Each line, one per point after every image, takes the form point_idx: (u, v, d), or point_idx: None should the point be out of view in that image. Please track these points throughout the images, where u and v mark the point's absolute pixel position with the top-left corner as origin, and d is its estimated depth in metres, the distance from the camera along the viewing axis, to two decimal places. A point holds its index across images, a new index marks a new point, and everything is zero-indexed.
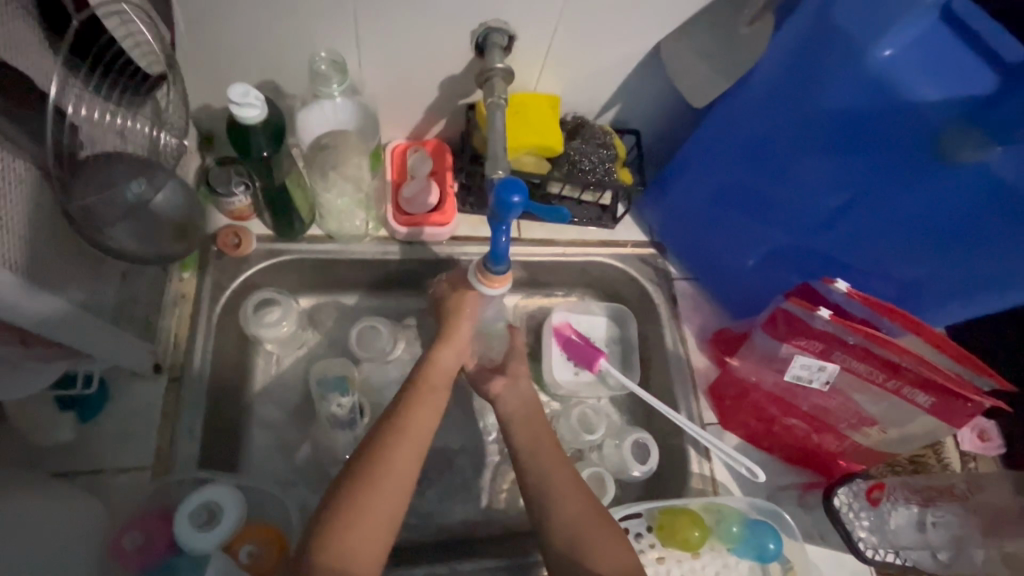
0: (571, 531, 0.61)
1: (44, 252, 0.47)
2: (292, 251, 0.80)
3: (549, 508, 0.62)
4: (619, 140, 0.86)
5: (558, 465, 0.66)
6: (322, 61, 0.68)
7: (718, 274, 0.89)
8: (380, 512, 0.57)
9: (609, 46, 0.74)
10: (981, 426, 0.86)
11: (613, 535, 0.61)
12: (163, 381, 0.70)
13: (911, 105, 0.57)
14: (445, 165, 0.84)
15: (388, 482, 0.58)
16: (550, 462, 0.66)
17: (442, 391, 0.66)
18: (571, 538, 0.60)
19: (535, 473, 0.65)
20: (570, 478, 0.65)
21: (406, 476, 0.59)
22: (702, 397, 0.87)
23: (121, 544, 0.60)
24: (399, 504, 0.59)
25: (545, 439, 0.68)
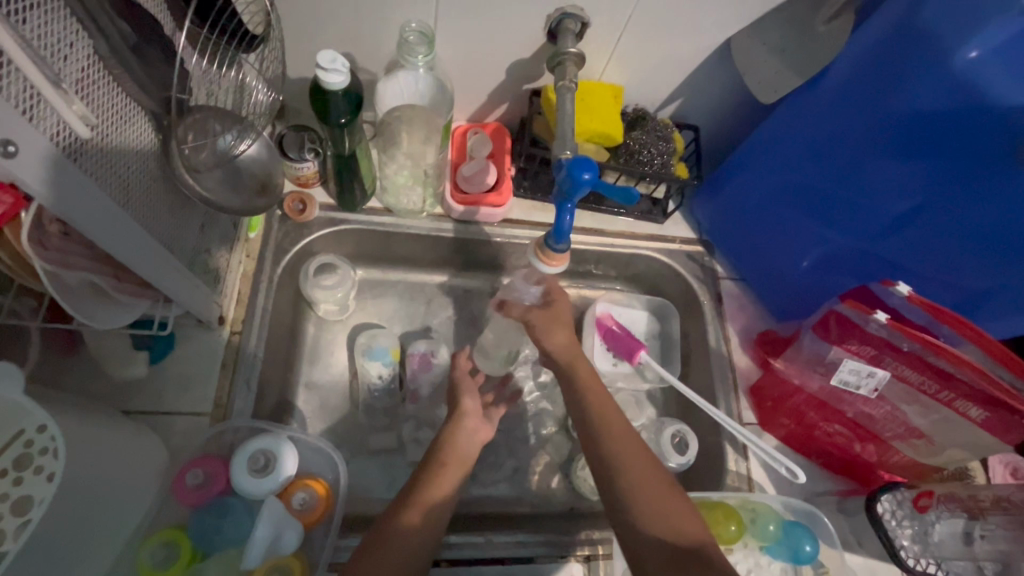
0: (638, 499, 0.61)
1: (137, 192, 0.50)
2: (351, 221, 0.83)
3: (618, 477, 0.63)
4: (679, 135, 0.86)
5: (630, 439, 0.65)
6: (412, 31, 0.68)
7: (766, 276, 0.88)
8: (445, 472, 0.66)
9: (679, 39, 0.75)
10: (1015, 463, 0.83)
11: (681, 505, 0.61)
12: (225, 333, 0.72)
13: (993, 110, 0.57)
14: (504, 148, 0.86)
15: (442, 467, 0.66)
16: (615, 430, 0.65)
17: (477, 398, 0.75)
18: (637, 508, 0.61)
19: (604, 442, 0.65)
20: (641, 448, 0.65)
21: (449, 479, 0.65)
22: (742, 397, 0.87)
23: (182, 480, 0.63)
24: (453, 476, 0.66)
25: (604, 398, 0.68)
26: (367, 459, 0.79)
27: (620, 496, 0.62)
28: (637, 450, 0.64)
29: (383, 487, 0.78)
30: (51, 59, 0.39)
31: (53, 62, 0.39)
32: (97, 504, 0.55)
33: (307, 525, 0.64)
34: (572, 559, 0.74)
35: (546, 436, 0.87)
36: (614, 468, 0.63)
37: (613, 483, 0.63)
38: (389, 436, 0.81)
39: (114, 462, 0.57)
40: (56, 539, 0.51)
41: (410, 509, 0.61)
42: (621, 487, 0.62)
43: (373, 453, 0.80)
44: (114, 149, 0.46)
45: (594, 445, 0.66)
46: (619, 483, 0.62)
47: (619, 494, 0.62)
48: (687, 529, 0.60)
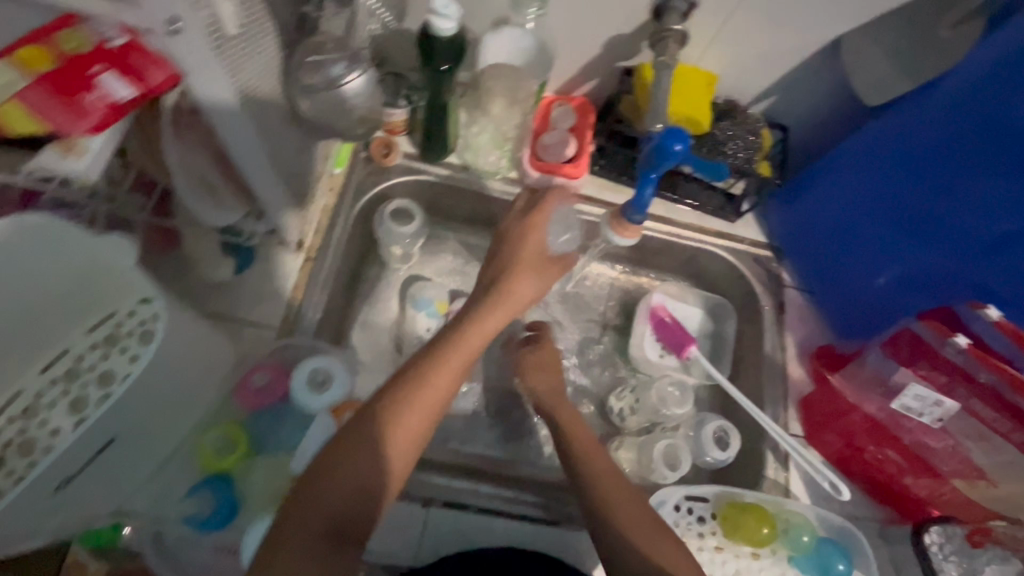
0: (627, 536, 0.58)
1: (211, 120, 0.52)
2: (429, 173, 0.86)
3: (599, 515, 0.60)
4: (767, 132, 0.84)
5: (614, 481, 0.62)
6: None
7: (838, 289, 0.85)
8: (443, 376, 0.57)
9: (788, 33, 0.74)
10: None
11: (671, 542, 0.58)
12: (301, 258, 0.76)
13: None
14: (586, 123, 0.85)
15: (443, 364, 0.58)
16: (603, 475, 0.63)
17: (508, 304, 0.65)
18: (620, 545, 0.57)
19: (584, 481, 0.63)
20: (621, 484, 0.62)
21: (447, 383, 0.57)
22: (791, 408, 0.84)
23: (248, 380, 0.67)
24: (455, 373, 0.58)
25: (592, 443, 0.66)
26: None
27: (605, 531, 0.59)
28: (617, 489, 0.61)
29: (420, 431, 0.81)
30: None
31: None
32: (177, 387, 0.60)
33: None
34: None
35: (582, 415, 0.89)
36: (595, 504, 0.61)
37: (596, 520, 0.60)
38: None
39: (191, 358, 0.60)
40: (140, 409, 0.56)
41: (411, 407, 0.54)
42: (606, 525, 0.59)
43: None
44: (252, 60, 0.50)
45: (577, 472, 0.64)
46: (600, 517, 0.60)
47: (603, 528, 0.59)
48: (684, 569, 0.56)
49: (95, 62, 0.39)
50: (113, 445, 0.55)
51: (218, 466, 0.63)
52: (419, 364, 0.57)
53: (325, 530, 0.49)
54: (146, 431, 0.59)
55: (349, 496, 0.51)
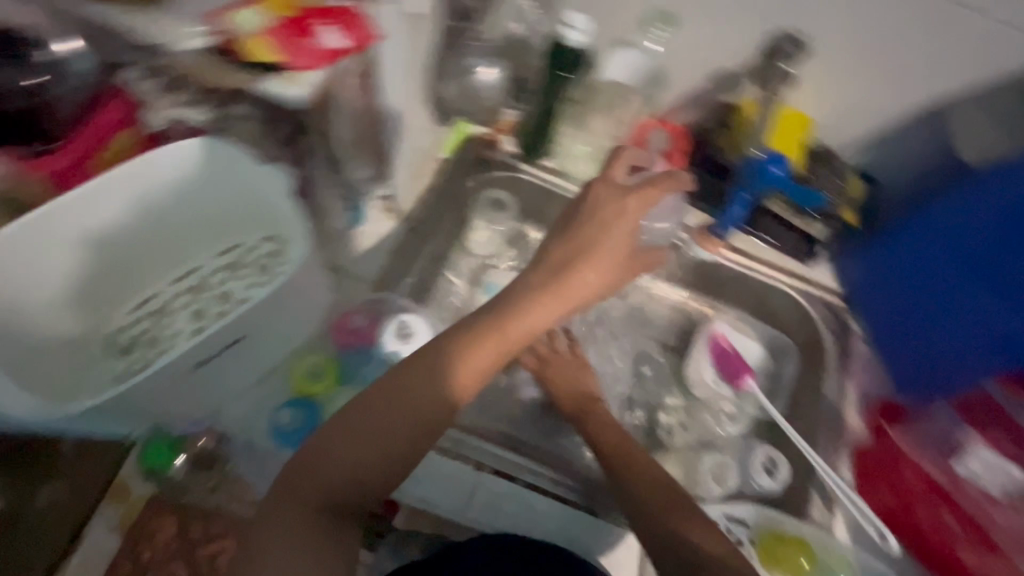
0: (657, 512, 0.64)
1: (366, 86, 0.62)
2: (526, 174, 0.91)
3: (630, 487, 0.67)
4: (856, 181, 0.86)
5: (642, 463, 0.69)
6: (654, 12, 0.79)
7: (903, 341, 0.85)
8: (465, 366, 0.59)
9: (894, 88, 0.77)
10: None
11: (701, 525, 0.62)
12: (402, 227, 0.84)
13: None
14: (679, 149, 0.87)
15: (474, 353, 0.59)
16: (642, 467, 0.68)
17: (557, 305, 0.65)
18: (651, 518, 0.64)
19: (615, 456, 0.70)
20: (651, 472, 0.68)
21: (471, 371, 0.59)
22: (844, 455, 0.83)
23: (347, 320, 0.75)
24: (484, 360, 0.60)
25: (615, 434, 0.72)
26: None
27: (637, 503, 0.65)
28: (647, 478, 0.67)
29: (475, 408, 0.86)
30: None
31: None
32: (294, 309, 0.68)
33: None
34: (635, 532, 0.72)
35: (631, 425, 0.91)
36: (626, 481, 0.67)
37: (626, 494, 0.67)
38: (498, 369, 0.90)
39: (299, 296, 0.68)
40: (267, 319, 0.65)
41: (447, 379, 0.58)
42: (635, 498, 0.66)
43: None
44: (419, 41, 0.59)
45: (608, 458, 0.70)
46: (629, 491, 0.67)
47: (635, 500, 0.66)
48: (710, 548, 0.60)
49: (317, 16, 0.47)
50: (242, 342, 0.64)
51: (308, 389, 0.71)
52: (446, 348, 0.59)
53: (320, 505, 0.54)
54: (265, 341, 0.67)
55: (346, 480, 0.55)
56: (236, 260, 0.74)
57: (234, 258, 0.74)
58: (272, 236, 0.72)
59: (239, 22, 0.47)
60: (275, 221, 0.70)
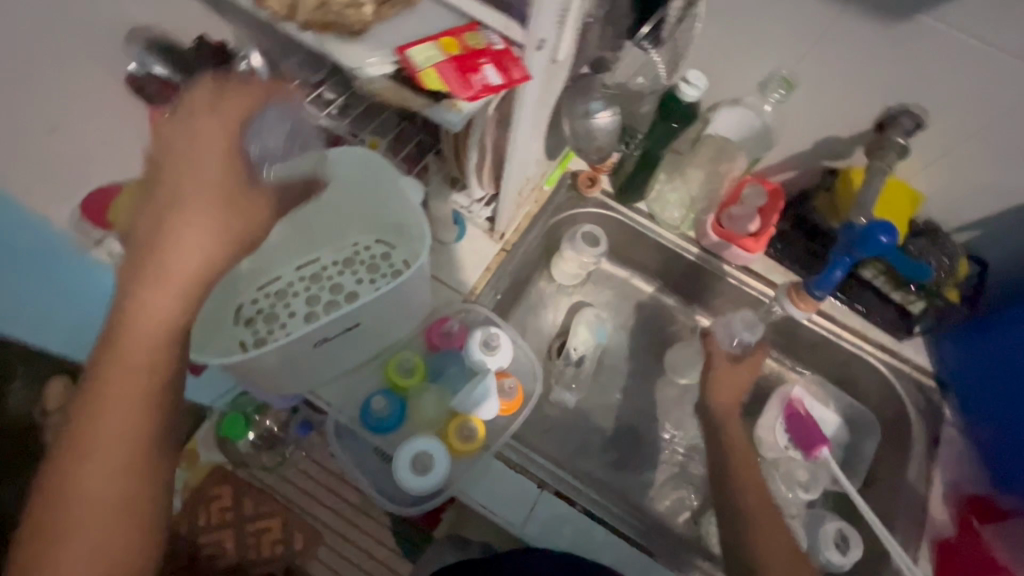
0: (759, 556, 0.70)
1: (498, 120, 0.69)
2: (618, 212, 0.97)
3: (746, 531, 0.72)
4: (965, 262, 0.84)
5: (765, 512, 0.73)
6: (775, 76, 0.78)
7: (1004, 440, 0.80)
8: (186, 229, 0.53)
9: (1016, 173, 0.75)
10: None
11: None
12: (498, 247, 0.90)
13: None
14: (775, 207, 0.90)
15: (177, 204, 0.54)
16: (755, 494, 0.74)
17: (216, 117, 0.57)
18: (757, 558, 0.69)
19: (739, 494, 0.75)
20: (769, 513, 0.73)
21: (187, 252, 0.53)
22: (925, 546, 0.79)
23: (441, 326, 0.80)
24: (198, 220, 0.54)
25: (743, 453, 0.79)
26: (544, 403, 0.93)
27: (746, 547, 0.71)
28: (771, 525, 0.72)
29: (542, 430, 0.91)
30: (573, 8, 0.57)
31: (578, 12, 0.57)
32: (400, 307, 0.74)
33: (501, 410, 0.76)
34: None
35: (692, 474, 0.91)
36: (740, 523, 0.72)
37: (741, 535, 0.72)
38: (565, 396, 0.94)
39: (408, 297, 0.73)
40: (380, 312, 0.71)
41: (155, 272, 0.53)
42: (746, 540, 0.71)
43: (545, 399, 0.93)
44: (553, 86, 0.66)
45: (731, 490, 0.76)
46: (742, 532, 0.72)
47: (745, 543, 0.71)
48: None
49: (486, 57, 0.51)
50: (356, 329, 0.71)
51: (398, 384, 0.75)
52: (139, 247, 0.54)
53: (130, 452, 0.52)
54: (370, 333, 0.74)
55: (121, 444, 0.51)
56: (344, 264, 0.83)
57: (346, 256, 0.83)
58: (386, 240, 0.81)
59: (417, 59, 0.51)
60: (400, 226, 0.77)
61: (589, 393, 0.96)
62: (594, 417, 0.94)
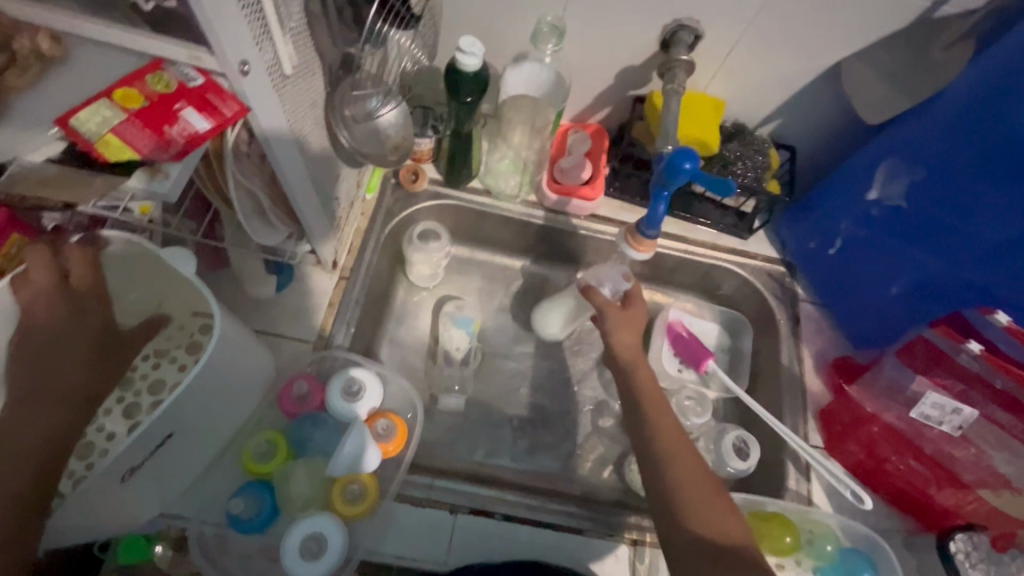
0: (679, 496, 0.64)
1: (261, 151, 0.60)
2: (454, 197, 0.91)
3: (666, 468, 0.67)
4: (775, 152, 0.88)
5: (686, 453, 0.68)
6: (547, 23, 0.75)
7: (850, 301, 0.86)
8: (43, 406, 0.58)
9: (789, 59, 0.78)
10: None
11: (724, 508, 0.64)
12: (335, 277, 0.82)
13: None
14: (601, 148, 0.91)
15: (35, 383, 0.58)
16: (667, 432, 0.70)
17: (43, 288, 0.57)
18: (678, 503, 0.64)
19: (656, 439, 0.70)
20: (691, 454, 0.68)
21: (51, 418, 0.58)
22: (811, 419, 0.85)
23: (290, 389, 0.71)
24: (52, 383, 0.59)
25: (652, 395, 0.74)
26: (441, 416, 0.88)
27: (666, 493, 0.65)
28: (696, 469, 0.66)
29: (446, 445, 0.86)
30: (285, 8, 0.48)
31: (286, 12, 0.48)
32: (224, 388, 0.63)
33: (386, 453, 0.70)
34: (619, 539, 0.73)
35: (604, 428, 0.92)
36: (663, 466, 0.67)
37: (662, 479, 0.66)
38: (458, 400, 0.90)
39: (230, 376, 0.63)
40: (199, 405, 0.61)
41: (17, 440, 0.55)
42: (665, 483, 0.66)
43: (436, 412, 0.88)
44: (301, 99, 0.56)
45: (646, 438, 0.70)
46: (663, 476, 0.66)
47: (665, 489, 0.65)
48: (726, 529, 0.62)
49: (179, 100, 0.46)
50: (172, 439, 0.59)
51: (263, 471, 0.67)
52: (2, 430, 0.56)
53: None
54: (201, 430, 0.63)
55: None
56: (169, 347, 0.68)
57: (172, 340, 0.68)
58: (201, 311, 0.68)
59: (85, 129, 0.45)
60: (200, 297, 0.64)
61: (485, 386, 0.92)
62: (496, 409, 0.90)
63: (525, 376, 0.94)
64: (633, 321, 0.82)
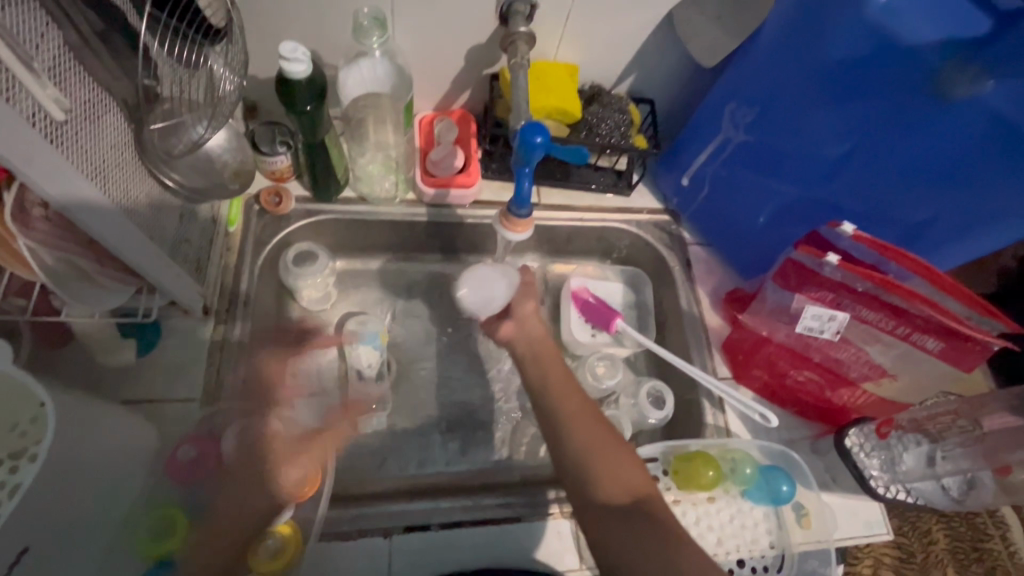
0: (587, 465, 0.62)
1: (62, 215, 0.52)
2: (328, 211, 0.86)
3: (567, 436, 0.64)
4: (635, 108, 0.90)
5: (588, 419, 0.66)
6: (364, 16, 0.71)
7: (730, 236, 0.90)
8: None
9: (625, 17, 0.79)
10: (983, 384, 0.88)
11: (627, 460, 0.63)
12: (210, 323, 0.75)
13: (936, 61, 0.59)
14: (469, 132, 0.89)
15: None
16: (563, 395, 0.67)
17: None
18: (586, 469, 0.62)
19: (556, 406, 0.67)
20: (595, 419, 0.66)
21: None
22: (716, 353, 0.89)
23: (176, 456, 0.66)
24: None
25: (557, 370, 0.70)
26: (364, 438, 0.85)
27: (573, 464, 0.63)
28: (596, 432, 0.64)
29: (376, 467, 0.83)
30: (25, 43, 0.41)
31: (31, 53, 0.42)
32: (78, 478, 0.57)
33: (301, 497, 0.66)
34: (553, 516, 0.73)
35: (532, 409, 0.91)
36: (565, 436, 0.64)
37: (566, 448, 0.64)
38: (377, 419, 0.85)
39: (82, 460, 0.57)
40: (48, 510, 0.54)
41: None
42: (573, 454, 0.63)
43: (360, 435, 0.85)
44: (100, 147, 0.50)
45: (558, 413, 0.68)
46: (568, 447, 0.64)
47: (573, 461, 0.63)
48: (634, 484, 0.62)
49: None
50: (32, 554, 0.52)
51: (158, 552, 0.61)
52: None
53: None
54: (65, 539, 0.56)
55: None
56: (22, 442, 0.54)
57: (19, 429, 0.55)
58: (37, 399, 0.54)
59: None
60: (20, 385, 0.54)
61: (404, 397, 0.89)
62: (421, 417, 0.88)
63: (444, 377, 0.92)
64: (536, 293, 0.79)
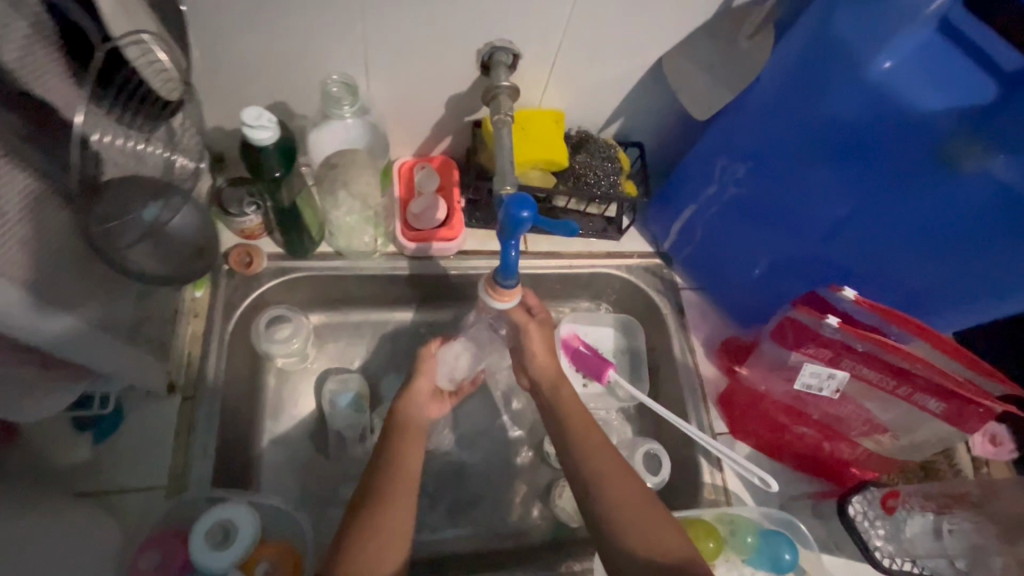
0: (621, 517, 0.62)
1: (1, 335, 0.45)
2: (302, 268, 0.81)
3: (597, 499, 0.63)
4: (623, 153, 0.86)
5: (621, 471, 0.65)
6: (334, 83, 0.69)
7: (724, 285, 0.87)
8: None
9: (613, 63, 0.76)
10: (992, 432, 0.88)
11: (660, 516, 0.62)
12: (178, 400, 0.70)
13: (942, 129, 0.56)
14: (452, 180, 0.84)
15: None
16: (594, 452, 0.66)
17: None
18: (616, 524, 0.62)
19: (582, 463, 0.66)
20: (624, 473, 0.65)
21: None
22: (712, 407, 0.86)
23: (137, 565, 0.59)
24: None
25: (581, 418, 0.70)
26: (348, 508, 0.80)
27: (600, 518, 0.63)
28: (628, 484, 0.64)
29: None
30: None
31: None
32: None
33: None
34: None
35: (524, 466, 0.88)
36: (595, 492, 0.64)
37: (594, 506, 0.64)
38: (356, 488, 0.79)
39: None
40: None
41: None
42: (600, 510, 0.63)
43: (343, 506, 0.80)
44: (28, 244, 0.46)
45: None
46: (597, 504, 0.63)
47: (600, 515, 0.63)
48: (666, 541, 0.60)
49: None
50: None
51: None
52: None
53: None
54: None
55: None
56: None
57: None
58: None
59: None
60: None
61: None
62: None
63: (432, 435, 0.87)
64: (528, 351, 0.76)
